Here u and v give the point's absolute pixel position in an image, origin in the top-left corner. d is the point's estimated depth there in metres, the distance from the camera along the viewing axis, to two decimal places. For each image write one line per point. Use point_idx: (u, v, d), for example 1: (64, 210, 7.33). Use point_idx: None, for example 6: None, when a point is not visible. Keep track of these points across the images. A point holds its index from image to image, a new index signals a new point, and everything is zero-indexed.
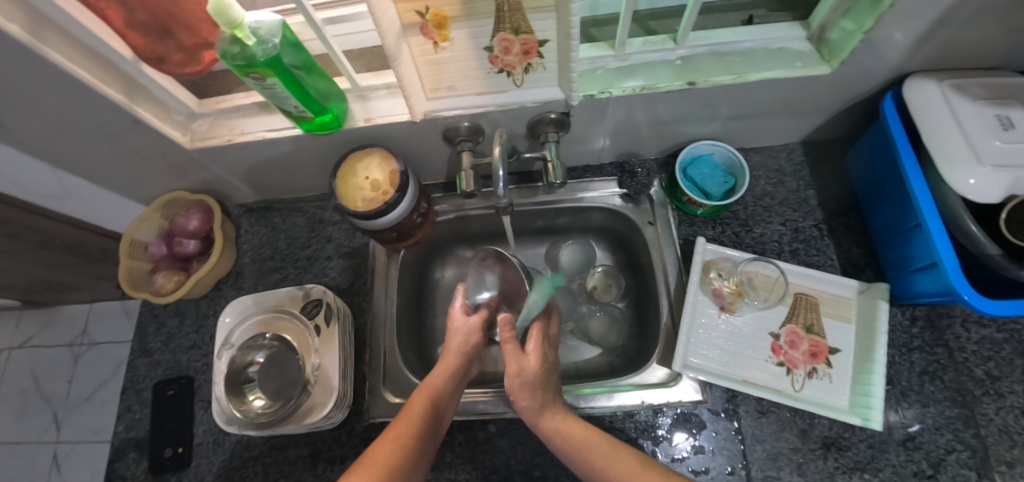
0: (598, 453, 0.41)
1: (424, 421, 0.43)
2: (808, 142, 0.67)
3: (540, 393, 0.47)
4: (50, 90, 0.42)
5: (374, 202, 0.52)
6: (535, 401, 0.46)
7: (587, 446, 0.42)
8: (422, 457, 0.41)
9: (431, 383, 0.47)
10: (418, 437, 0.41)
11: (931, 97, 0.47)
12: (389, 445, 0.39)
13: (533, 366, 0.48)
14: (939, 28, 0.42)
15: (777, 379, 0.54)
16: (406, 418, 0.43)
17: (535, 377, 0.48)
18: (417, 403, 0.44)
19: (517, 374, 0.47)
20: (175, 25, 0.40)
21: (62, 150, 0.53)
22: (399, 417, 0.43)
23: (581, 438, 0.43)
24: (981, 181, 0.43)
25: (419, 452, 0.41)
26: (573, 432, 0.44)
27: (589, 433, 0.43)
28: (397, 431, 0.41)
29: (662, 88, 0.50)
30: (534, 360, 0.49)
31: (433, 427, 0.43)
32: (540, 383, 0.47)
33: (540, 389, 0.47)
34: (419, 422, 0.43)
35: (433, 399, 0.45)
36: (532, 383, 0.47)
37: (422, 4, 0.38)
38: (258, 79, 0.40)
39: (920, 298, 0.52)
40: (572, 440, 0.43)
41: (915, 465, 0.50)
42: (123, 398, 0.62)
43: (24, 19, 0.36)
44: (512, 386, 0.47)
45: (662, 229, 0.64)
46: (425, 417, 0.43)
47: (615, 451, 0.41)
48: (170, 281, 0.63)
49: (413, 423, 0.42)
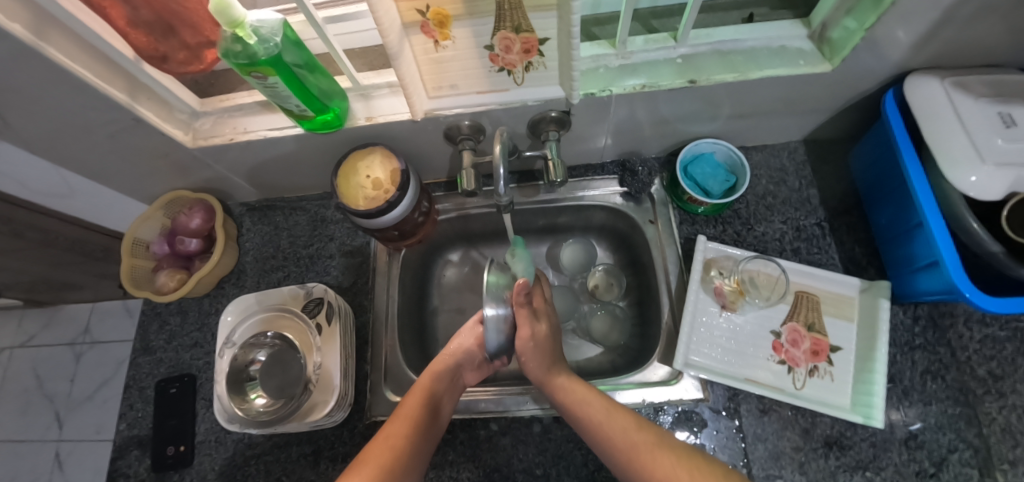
0: (595, 413, 0.45)
1: (415, 420, 0.44)
2: (810, 141, 0.67)
3: (546, 358, 0.51)
4: (53, 88, 0.43)
5: (376, 200, 0.52)
6: (542, 365, 0.50)
7: (583, 406, 0.46)
8: (417, 456, 0.42)
9: (419, 384, 0.47)
10: (411, 437, 0.42)
11: (932, 95, 0.47)
12: (381, 448, 0.41)
13: (540, 335, 0.51)
14: (941, 26, 0.42)
15: (778, 377, 0.54)
16: (399, 418, 0.44)
17: (542, 344, 0.51)
18: (408, 404, 0.45)
19: (526, 340, 0.50)
20: (177, 23, 0.41)
21: (65, 148, 0.53)
22: (392, 418, 0.44)
23: (580, 401, 0.46)
24: (982, 178, 0.42)
25: (413, 452, 0.42)
26: (576, 401, 0.47)
27: (589, 397, 0.47)
28: (390, 431, 0.42)
29: (663, 87, 0.50)
30: (541, 329, 0.52)
31: (427, 427, 0.44)
32: (545, 349, 0.51)
33: (546, 356, 0.51)
34: (410, 422, 0.43)
35: (424, 400, 0.46)
36: (539, 350, 0.51)
37: (423, 3, 0.38)
38: (259, 78, 0.40)
39: (922, 297, 0.52)
40: (572, 399, 0.47)
41: (917, 464, 0.49)
42: (126, 396, 0.62)
43: (28, 18, 0.37)
44: (523, 351, 0.50)
45: (663, 227, 0.64)
46: (417, 420, 0.44)
47: (613, 419, 0.44)
48: (172, 279, 0.63)
49: (404, 422, 0.43)
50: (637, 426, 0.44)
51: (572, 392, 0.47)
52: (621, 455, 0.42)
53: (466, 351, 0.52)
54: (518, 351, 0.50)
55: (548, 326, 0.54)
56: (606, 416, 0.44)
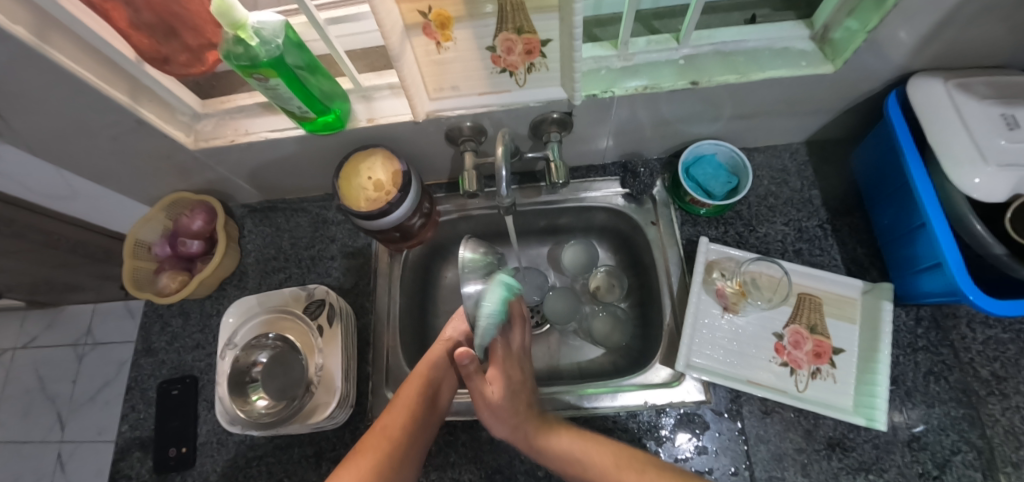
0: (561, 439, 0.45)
1: (411, 411, 0.43)
2: (812, 142, 0.67)
3: (512, 417, 0.45)
4: (55, 90, 0.43)
5: (378, 202, 0.53)
6: (508, 424, 0.45)
7: (567, 452, 0.44)
8: (413, 446, 0.43)
9: (416, 374, 0.47)
10: (407, 430, 0.42)
11: (935, 96, 0.47)
12: (378, 440, 0.41)
13: (497, 394, 0.46)
14: (944, 27, 0.42)
15: (780, 379, 0.54)
16: (395, 409, 0.44)
17: (504, 403, 0.46)
18: (406, 394, 0.45)
19: (481, 404, 0.46)
20: (179, 25, 0.41)
21: (67, 150, 0.53)
22: (387, 410, 0.44)
23: (562, 447, 0.44)
24: (986, 180, 0.42)
25: (410, 443, 0.42)
26: (555, 443, 0.44)
27: (572, 440, 0.45)
28: (386, 423, 0.42)
29: (665, 88, 0.50)
30: (500, 387, 0.47)
31: (423, 418, 0.44)
32: (511, 408, 0.46)
33: (513, 412, 0.46)
34: (407, 412, 0.43)
35: (422, 390, 0.46)
36: (502, 410, 0.45)
37: (425, 5, 0.38)
38: (260, 80, 0.40)
39: (925, 298, 0.52)
40: (553, 447, 0.44)
41: (920, 466, 0.49)
42: (128, 398, 0.62)
43: (29, 20, 0.37)
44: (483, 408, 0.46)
45: (665, 229, 0.64)
46: (414, 411, 0.44)
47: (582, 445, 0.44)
48: (174, 281, 0.63)
49: (401, 414, 0.43)
50: (623, 460, 0.42)
51: (554, 437, 0.45)
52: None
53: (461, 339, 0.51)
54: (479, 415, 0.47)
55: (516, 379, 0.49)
56: (589, 451, 0.43)
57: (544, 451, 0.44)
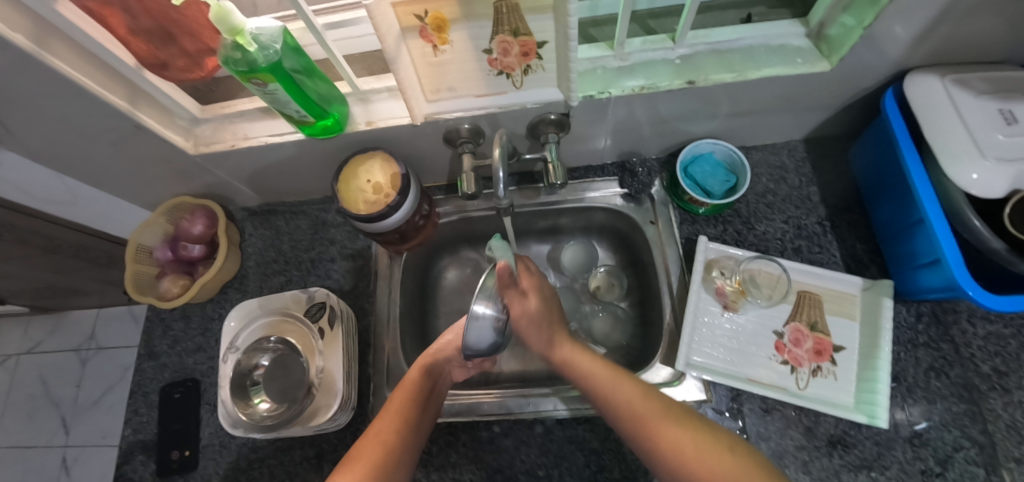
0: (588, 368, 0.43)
1: (405, 417, 0.43)
2: (810, 139, 0.67)
3: (544, 329, 0.46)
4: (55, 97, 0.43)
5: (377, 204, 0.53)
6: (543, 336, 0.46)
7: (591, 378, 0.42)
8: (409, 447, 0.42)
9: (406, 381, 0.46)
10: (400, 432, 0.41)
11: (932, 92, 0.47)
12: (371, 445, 0.40)
13: (529, 311, 0.45)
14: (938, 23, 0.42)
15: (781, 376, 0.54)
16: (387, 415, 0.43)
17: (535, 319, 0.45)
18: (396, 401, 0.44)
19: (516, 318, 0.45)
20: (177, 30, 0.41)
21: (68, 156, 0.54)
22: (380, 414, 0.43)
23: (587, 373, 0.43)
24: (984, 175, 0.42)
25: (404, 443, 0.41)
26: (581, 368, 0.43)
27: (597, 370, 0.42)
28: (378, 429, 0.41)
29: (661, 87, 0.50)
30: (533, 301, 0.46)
31: (416, 422, 0.43)
32: (541, 325, 0.46)
33: (545, 328, 0.46)
34: (400, 417, 0.42)
35: (414, 394, 0.45)
36: (536, 323, 0.45)
37: (421, 8, 0.38)
38: (259, 85, 0.41)
39: (924, 294, 0.52)
40: (579, 371, 0.43)
41: (922, 462, 0.49)
42: (130, 401, 0.63)
43: (29, 28, 0.37)
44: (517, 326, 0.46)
45: (664, 227, 0.64)
46: (407, 415, 0.43)
47: (605, 377, 0.41)
48: (175, 285, 0.64)
49: (393, 419, 0.42)
50: (642, 397, 0.39)
51: (579, 363, 0.44)
52: (627, 422, 0.38)
53: (455, 348, 0.50)
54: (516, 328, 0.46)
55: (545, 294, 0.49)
56: (612, 388, 0.40)
57: (569, 366, 0.44)
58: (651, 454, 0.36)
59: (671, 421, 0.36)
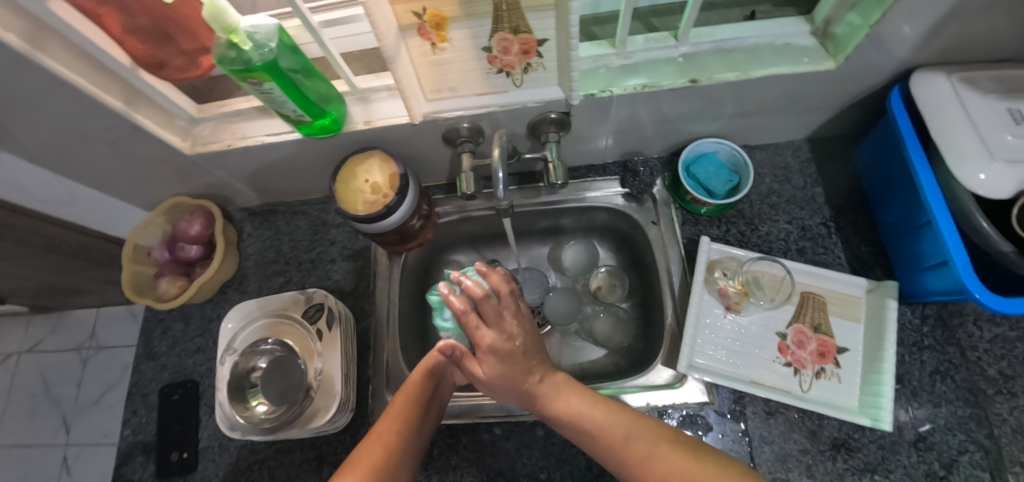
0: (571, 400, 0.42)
1: (407, 417, 0.42)
2: (815, 138, 0.66)
3: (513, 388, 0.43)
4: (50, 97, 0.42)
5: (375, 205, 0.52)
6: (513, 394, 0.43)
7: (578, 414, 0.41)
8: (411, 450, 0.41)
9: (409, 383, 0.46)
10: (403, 434, 0.41)
11: (940, 91, 0.46)
12: (374, 445, 0.39)
13: (491, 374, 0.43)
14: (949, 21, 0.41)
15: (784, 378, 0.54)
16: (389, 416, 0.42)
17: (500, 381, 0.43)
18: (398, 402, 0.43)
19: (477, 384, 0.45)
20: (175, 30, 0.41)
21: (65, 157, 0.53)
22: (382, 416, 0.42)
23: (574, 408, 0.41)
24: (992, 175, 0.42)
25: (406, 446, 0.41)
26: (565, 404, 0.41)
27: (583, 404, 0.41)
28: (381, 430, 0.41)
29: (664, 86, 0.49)
30: (493, 363, 0.43)
31: (418, 423, 0.43)
32: (508, 384, 0.43)
33: (513, 388, 0.43)
34: (402, 418, 0.42)
35: (416, 396, 0.44)
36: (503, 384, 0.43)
37: (420, 5, 0.38)
38: (254, 84, 0.40)
39: (930, 297, 0.51)
40: (564, 406, 0.41)
41: (927, 466, 0.49)
42: (129, 403, 0.62)
43: (23, 27, 0.36)
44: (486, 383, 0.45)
45: (666, 228, 0.63)
46: (409, 417, 0.42)
47: (592, 407, 0.41)
48: (174, 286, 0.63)
49: (395, 420, 0.42)
50: (629, 428, 0.38)
51: (564, 399, 0.42)
52: (617, 458, 0.37)
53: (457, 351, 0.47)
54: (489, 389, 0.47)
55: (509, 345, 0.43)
56: (601, 420, 0.39)
57: (552, 405, 0.42)
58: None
59: (665, 444, 0.36)
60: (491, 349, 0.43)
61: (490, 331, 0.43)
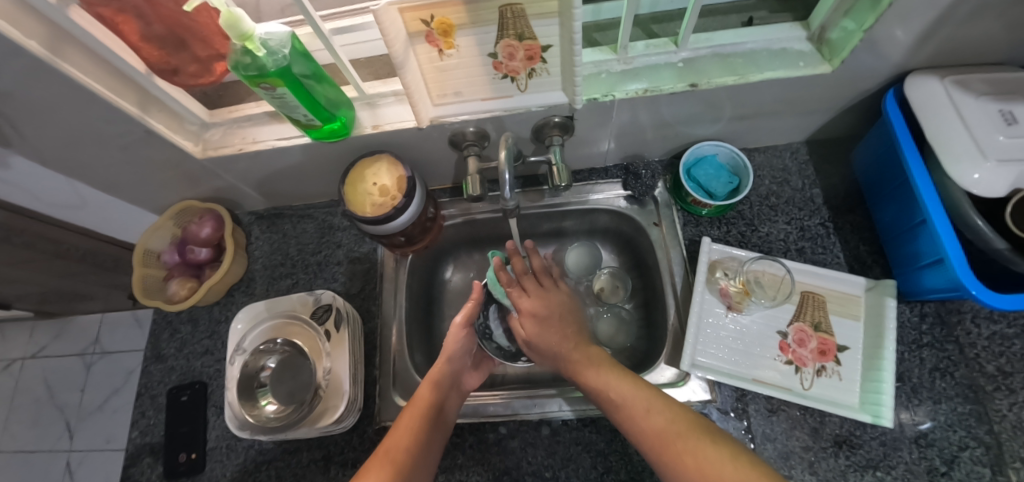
0: (623, 389, 0.45)
1: (416, 434, 0.45)
2: (812, 141, 0.68)
3: (554, 319, 0.56)
4: (68, 102, 0.44)
5: (383, 207, 0.53)
6: (558, 330, 0.55)
7: (624, 402, 0.44)
8: (420, 459, 0.44)
9: (418, 398, 0.49)
10: (410, 450, 0.44)
11: (932, 95, 0.48)
12: (380, 464, 0.42)
13: (531, 334, 0.56)
14: (940, 25, 0.43)
15: (785, 377, 0.54)
16: (397, 432, 0.46)
17: (548, 327, 0.55)
18: (407, 417, 0.47)
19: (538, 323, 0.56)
20: (189, 37, 0.42)
21: (79, 161, 0.54)
22: (389, 433, 0.46)
23: (617, 394, 0.45)
24: (985, 175, 0.43)
25: (416, 457, 0.44)
26: (610, 386, 0.46)
27: (630, 388, 0.45)
28: (389, 447, 0.44)
29: (664, 90, 0.51)
30: (530, 328, 0.56)
31: (426, 439, 0.46)
32: (551, 340, 0.54)
33: (560, 341, 0.54)
34: (411, 435, 0.45)
35: (427, 412, 0.47)
36: (549, 339, 0.54)
37: (427, 13, 0.39)
38: (268, 89, 0.42)
39: (928, 295, 0.52)
40: (611, 395, 0.45)
41: (929, 462, 0.49)
42: (138, 404, 0.63)
43: (43, 35, 0.38)
44: (546, 339, 0.55)
45: (668, 230, 0.65)
46: (417, 433, 0.45)
47: (639, 398, 0.44)
48: (183, 288, 0.64)
49: (404, 438, 0.45)
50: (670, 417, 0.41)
51: (609, 383, 0.46)
52: (654, 449, 0.40)
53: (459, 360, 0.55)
54: (534, 335, 0.55)
55: (559, 302, 0.59)
56: (643, 409, 0.42)
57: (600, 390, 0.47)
58: (671, 473, 0.38)
59: (706, 444, 0.38)
60: (525, 314, 0.57)
61: (527, 297, 0.58)
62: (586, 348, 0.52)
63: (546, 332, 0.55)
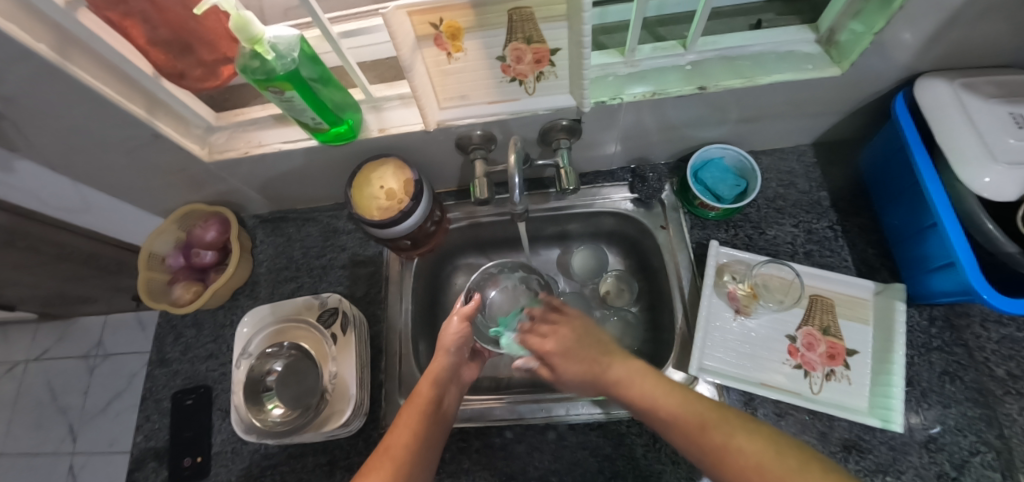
0: (665, 401, 0.42)
1: (417, 430, 0.45)
2: (819, 144, 0.67)
3: (578, 345, 0.51)
4: (74, 106, 0.44)
5: (389, 210, 0.53)
6: (587, 360, 0.49)
7: (674, 418, 0.40)
8: (423, 456, 0.44)
9: (419, 396, 0.48)
10: (412, 447, 0.43)
11: (942, 97, 0.47)
12: (384, 461, 0.42)
13: (564, 371, 0.50)
14: (949, 27, 0.42)
15: (794, 381, 0.54)
16: (399, 430, 0.45)
17: (575, 358, 0.50)
18: (407, 416, 0.46)
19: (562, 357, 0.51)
20: (195, 40, 0.42)
21: (84, 165, 0.54)
22: (391, 430, 0.45)
23: (665, 410, 0.41)
24: (996, 178, 0.42)
25: (416, 454, 0.43)
26: (651, 397, 0.43)
27: (670, 396, 0.42)
28: (390, 444, 0.44)
29: (672, 93, 0.51)
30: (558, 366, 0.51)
31: (428, 435, 0.45)
32: (583, 368, 0.49)
33: (592, 367, 0.49)
34: (411, 431, 0.45)
35: (425, 410, 0.47)
36: (581, 370, 0.49)
37: (436, 16, 0.39)
38: (276, 93, 0.41)
39: (938, 298, 0.52)
40: (660, 412, 0.42)
41: (939, 467, 0.49)
42: (143, 408, 0.63)
43: (51, 39, 0.38)
44: (578, 368, 0.49)
45: (674, 232, 0.64)
46: (417, 431, 0.45)
47: (687, 407, 0.40)
48: (188, 291, 0.64)
49: (404, 434, 0.44)
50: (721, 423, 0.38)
51: (651, 394, 0.43)
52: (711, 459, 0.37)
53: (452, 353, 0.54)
54: (562, 369, 0.50)
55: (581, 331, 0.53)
56: (692, 419, 0.39)
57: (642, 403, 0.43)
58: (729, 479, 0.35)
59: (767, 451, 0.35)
60: (550, 354, 0.52)
61: (548, 338, 0.54)
62: (631, 362, 0.47)
63: (572, 365, 0.50)
